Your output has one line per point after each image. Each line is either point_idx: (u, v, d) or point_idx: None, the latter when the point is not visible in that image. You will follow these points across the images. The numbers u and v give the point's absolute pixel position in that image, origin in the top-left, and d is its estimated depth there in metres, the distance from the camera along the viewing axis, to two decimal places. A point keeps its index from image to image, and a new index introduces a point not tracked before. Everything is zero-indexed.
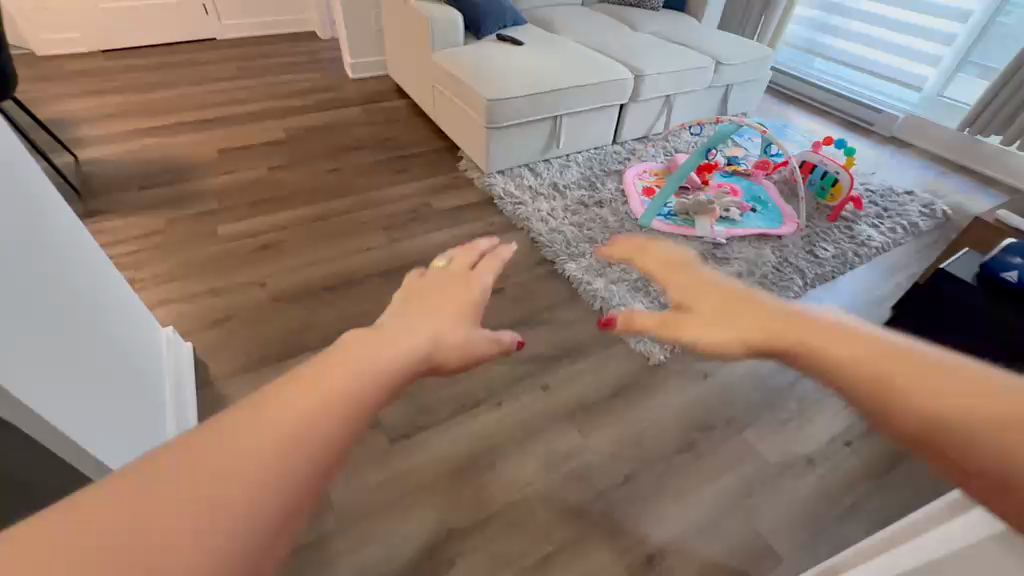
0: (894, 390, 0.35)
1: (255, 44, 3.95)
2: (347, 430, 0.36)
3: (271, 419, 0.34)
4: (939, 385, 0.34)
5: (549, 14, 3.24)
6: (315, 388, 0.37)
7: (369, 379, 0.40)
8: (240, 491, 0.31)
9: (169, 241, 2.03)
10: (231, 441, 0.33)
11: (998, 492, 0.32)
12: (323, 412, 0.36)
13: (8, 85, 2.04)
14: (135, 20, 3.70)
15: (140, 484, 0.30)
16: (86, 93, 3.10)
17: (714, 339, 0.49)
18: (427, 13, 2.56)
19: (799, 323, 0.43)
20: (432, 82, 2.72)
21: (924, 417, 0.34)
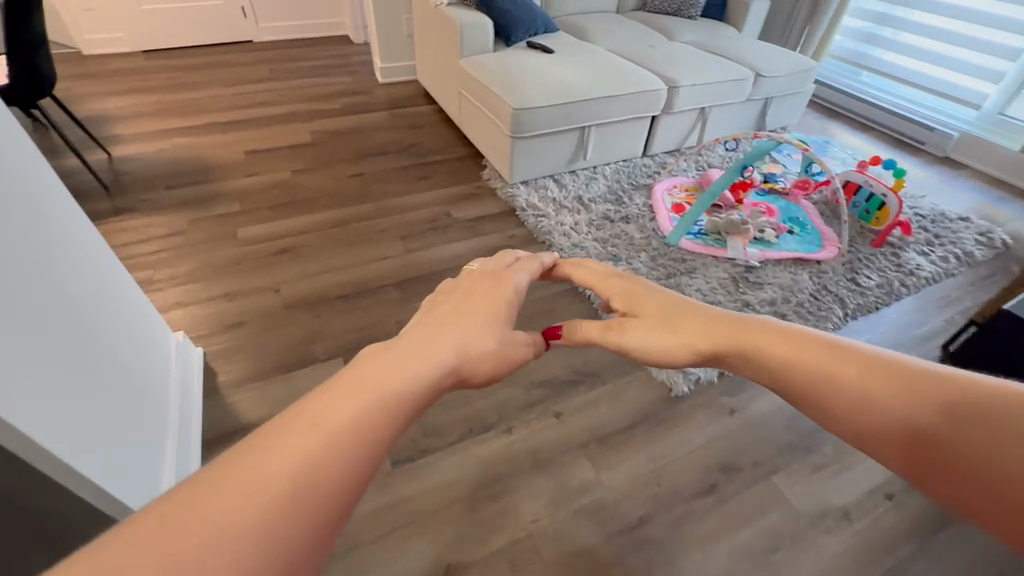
0: (840, 390, 0.47)
1: (288, 47, 4.01)
2: (353, 462, 0.37)
3: (270, 459, 0.36)
4: (884, 385, 0.45)
5: (583, 22, 3.16)
6: (320, 420, 0.38)
7: (374, 403, 0.41)
8: (246, 536, 0.32)
9: (189, 241, 2.04)
10: (233, 482, 0.34)
11: (941, 475, 0.40)
12: (326, 447, 0.37)
13: (49, 85, 2.10)
14: (175, 22, 3.80)
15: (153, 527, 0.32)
16: (126, 92, 3.19)
17: (667, 346, 0.64)
18: (456, 19, 2.52)
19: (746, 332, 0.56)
20: (459, 90, 2.68)
21: (871, 413, 0.45)
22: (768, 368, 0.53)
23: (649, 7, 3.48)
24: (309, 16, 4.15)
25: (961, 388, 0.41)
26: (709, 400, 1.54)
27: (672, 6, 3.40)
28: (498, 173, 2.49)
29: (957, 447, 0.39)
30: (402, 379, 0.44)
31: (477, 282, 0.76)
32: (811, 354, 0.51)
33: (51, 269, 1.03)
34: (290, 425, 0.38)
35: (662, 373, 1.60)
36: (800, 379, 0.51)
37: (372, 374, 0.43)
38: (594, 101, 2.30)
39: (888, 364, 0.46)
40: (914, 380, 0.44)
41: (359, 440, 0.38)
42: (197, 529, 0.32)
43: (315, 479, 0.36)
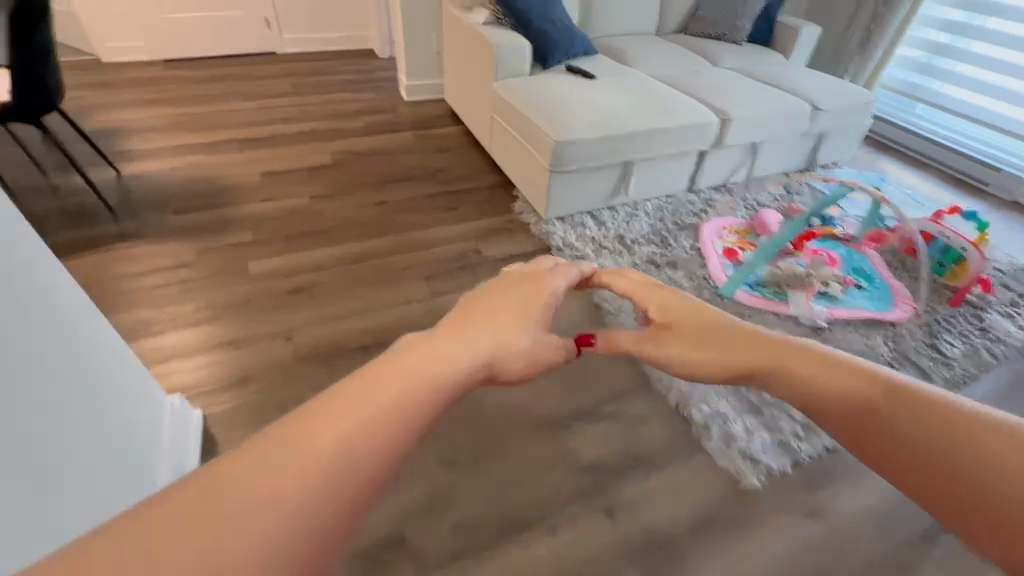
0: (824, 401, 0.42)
1: (310, 61, 3.88)
2: (384, 449, 0.32)
3: (313, 429, 0.31)
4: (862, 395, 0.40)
5: (622, 44, 2.98)
6: (371, 387, 0.34)
7: (413, 392, 0.35)
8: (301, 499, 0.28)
9: (198, 274, 1.87)
10: (257, 462, 0.29)
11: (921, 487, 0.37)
12: (359, 428, 0.31)
13: (57, 98, 1.95)
14: (197, 31, 3.69)
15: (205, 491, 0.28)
16: (141, 104, 3.06)
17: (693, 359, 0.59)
18: (492, 40, 2.36)
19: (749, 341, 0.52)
20: (492, 115, 2.50)
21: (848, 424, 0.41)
22: (762, 376, 0.49)
23: (692, 30, 3.29)
24: (333, 29, 4.03)
25: (947, 415, 0.37)
26: (785, 497, 1.32)
27: (716, 29, 3.21)
28: (531, 206, 2.30)
29: (899, 432, 0.37)
30: (443, 368, 0.39)
31: (515, 276, 0.67)
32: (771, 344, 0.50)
33: (28, 320, 0.86)
34: (323, 404, 0.33)
35: (727, 459, 1.38)
36: (758, 364, 0.49)
37: (410, 360, 0.38)
38: (641, 134, 2.11)
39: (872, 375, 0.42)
40: (862, 369, 0.42)
41: (396, 430, 0.33)
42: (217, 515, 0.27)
43: (345, 464, 0.30)
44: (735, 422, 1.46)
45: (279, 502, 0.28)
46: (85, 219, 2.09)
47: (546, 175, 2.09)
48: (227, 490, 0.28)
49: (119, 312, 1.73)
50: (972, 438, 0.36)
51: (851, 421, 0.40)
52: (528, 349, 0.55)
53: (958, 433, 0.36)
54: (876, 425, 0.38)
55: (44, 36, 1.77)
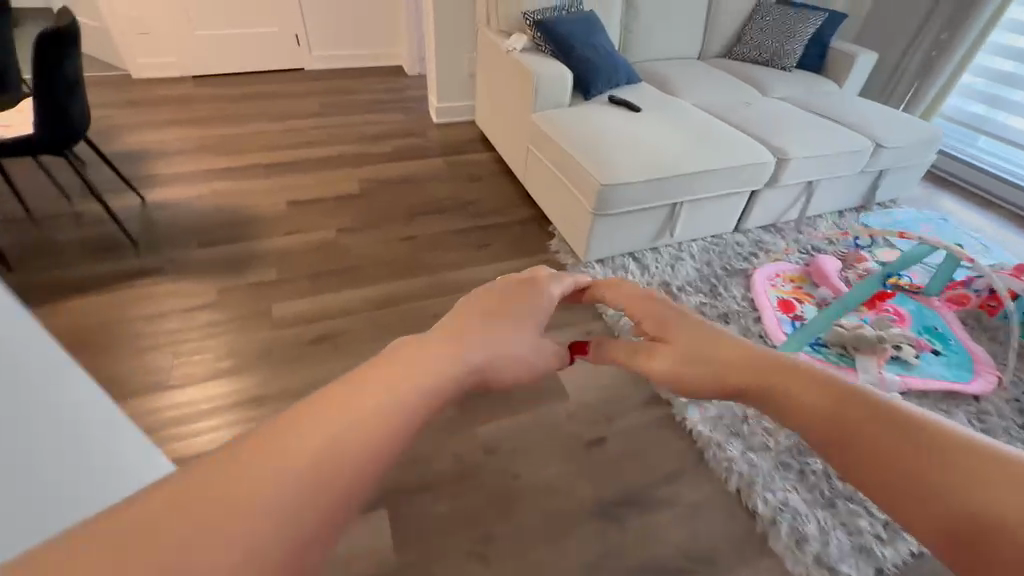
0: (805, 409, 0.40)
1: (339, 78, 3.82)
2: (384, 442, 0.29)
3: (321, 416, 0.28)
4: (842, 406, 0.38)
5: (663, 70, 2.84)
6: (374, 381, 0.32)
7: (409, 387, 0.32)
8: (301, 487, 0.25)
9: (219, 316, 1.78)
10: (264, 450, 0.26)
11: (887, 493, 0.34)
12: (358, 415, 0.29)
13: (85, 128, 1.89)
14: (228, 49, 3.66)
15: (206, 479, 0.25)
16: (170, 125, 3.03)
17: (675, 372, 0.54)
18: (531, 69, 2.24)
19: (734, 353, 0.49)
20: (529, 146, 2.38)
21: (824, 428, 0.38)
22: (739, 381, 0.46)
23: (737, 55, 3.13)
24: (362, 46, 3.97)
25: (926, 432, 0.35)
26: None
27: (764, 55, 3.04)
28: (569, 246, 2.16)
29: (870, 437, 0.36)
30: (440, 367, 0.35)
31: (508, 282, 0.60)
32: (767, 357, 0.46)
33: None
34: (323, 395, 0.30)
35: (800, 566, 1.22)
36: (741, 378, 0.46)
37: (410, 356, 0.35)
38: (691, 176, 1.97)
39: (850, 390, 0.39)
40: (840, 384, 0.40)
41: (399, 426, 0.30)
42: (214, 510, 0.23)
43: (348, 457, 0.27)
44: (807, 519, 1.30)
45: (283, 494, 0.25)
46: (108, 250, 2.03)
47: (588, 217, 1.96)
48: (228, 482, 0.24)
49: (138, 357, 1.65)
50: (948, 451, 0.33)
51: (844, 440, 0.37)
52: (530, 355, 0.52)
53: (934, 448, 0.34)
54: (852, 433, 0.36)
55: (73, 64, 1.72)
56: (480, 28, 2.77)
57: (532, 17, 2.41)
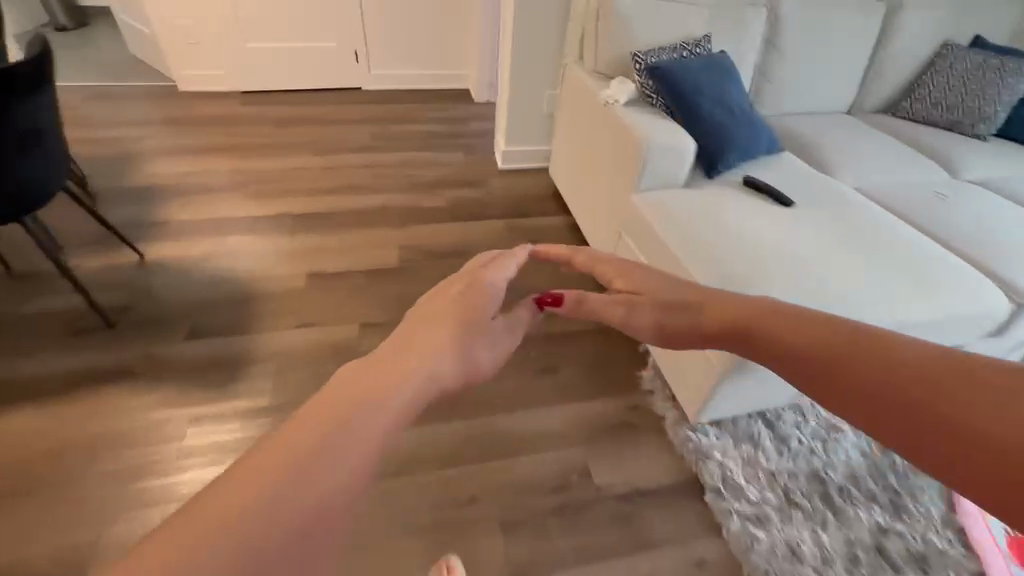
0: (827, 354, 0.45)
1: (395, 102, 3.37)
2: (365, 428, 0.38)
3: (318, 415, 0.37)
4: (842, 347, 0.45)
5: (808, 131, 2.15)
6: (368, 382, 0.41)
7: (377, 382, 0.42)
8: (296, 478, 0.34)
9: (188, 467, 1.33)
10: (281, 447, 0.35)
11: (878, 413, 0.40)
12: (344, 415, 0.38)
13: (65, 173, 1.59)
14: (279, 63, 3.29)
15: (235, 484, 0.33)
16: (200, 152, 2.66)
17: (678, 328, 0.61)
18: (645, 140, 1.63)
19: (745, 310, 0.55)
20: (623, 238, 1.78)
21: (814, 356, 0.46)
22: (745, 324, 0.53)
23: (903, 112, 2.37)
24: (428, 66, 3.50)
25: (907, 365, 0.40)
26: None
27: (946, 116, 2.27)
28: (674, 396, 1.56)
29: (859, 369, 0.42)
30: (410, 376, 0.44)
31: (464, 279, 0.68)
32: (766, 306, 0.54)
33: None
34: (324, 395, 0.39)
35: None
36: (751, 321, 0.53)
37: (384, 367, 0.44)
38: None
39: (850, 334, 0.45)
40: (843, 330, 0.47)
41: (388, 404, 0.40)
42: (257, 503, 0.32)
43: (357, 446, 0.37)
44: None
45: (290, 494, 0.33)
46: (78, 333, 1.62)
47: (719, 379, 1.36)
48: (238, 494, 0.32)
49: (67, 531, 1.22)
50: (925, 371, 0.39)
51: (828, 368, 0.45)
52: (490, 355, 0.59)
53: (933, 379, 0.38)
54: (845, 371, 0.43)
55: (49, 101, 1.41)
56: (569, 63, 2.21)
57: (645, 59, 1.82)
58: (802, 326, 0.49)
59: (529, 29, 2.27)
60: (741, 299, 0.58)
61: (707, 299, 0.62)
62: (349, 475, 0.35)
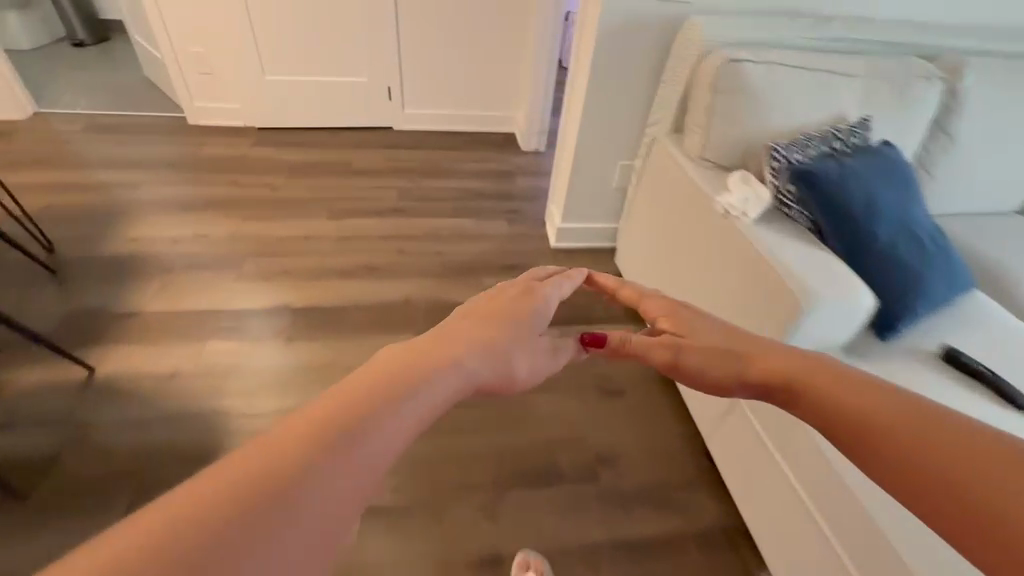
0: (854, 424, 0.47)
1: (430, 148, 2.94)
2: (372, 406, 0.36)
3: (340, 394, 0.37)
4: (885, 419, 0.45)
5: (986, 245, 1.57)
6: (385, 366, 0.41)
7: (404, 372, 0.40)
8: (312, 448, 0.33)
9: None
10: (292, 433, 0.33)
11: (914, 491, 0.42)
12: (376, 399, 0.37)
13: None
14: (301, 98, 2.89)
15: (257, 459, 0.31)
16: (195, 207, 2.25)
17: (708, 371, 0.61)
18: (798, 302, 1.08)
19: (795, 365, 0.55)
20: (745, 407, 1.28)
21: (843, 418, 0.48)
22: (791, 378, 0.54)
23: None
24: (471, 108, 3.06)
25: (975, 455, 0.40)
26: None
27: None
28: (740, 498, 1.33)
29: (902, 453, 0.43)
30: (442, 370, 0.44)
31: (509, 285, 0.69)
32: (822, 362, 0.55)
33: None
34: (344, 381, 0.38)
35: None
36: (777, 375, 0.56)
37: (419, 356, 0.43)
38: None
39: (896, 398, 0.47)
40: (880, 389, 0.48)
41: (406, 388, 0.39)
42: (242, 489, 0.30)
43: (381, 441, 0.35)
44: None
45: (319, 481, 0.32)
46: None
47: (817, 529, 1.07)
48: (264, 466, 0.31)
49: None
50: (963, 459, 0.40)
51: (871, 438, 0.45)
52: (542, 362, 0.61)
53: (988, 481, 0.38)
54: (882, 442, 0.44)
55: None
56: (660, 138, 1.70)
57: (788, 158, 1.28)
58: (849, 384, 0.50)
59: (608, 90, 1.77)
60: (795, 352, 0.58)
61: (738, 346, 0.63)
62: (377, 463, 0.35)
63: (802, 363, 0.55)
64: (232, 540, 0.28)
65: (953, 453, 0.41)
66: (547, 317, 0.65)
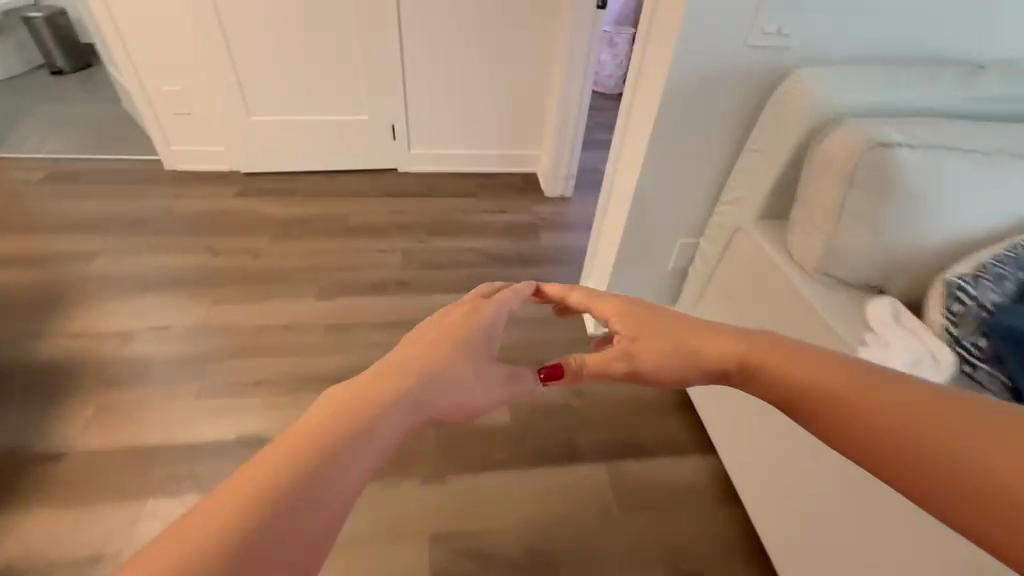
0: (824, 407, 0.48)
1: (440, 195, 2.56)
2: (318, 453, 0.38)
3: (286, 449, 0.38)
4: (844, 393, 0.47)
5: None
6: (328, 409, 0.42)
7: (352, 419, 0.41)
8: (256, 509, 0.34)
9: None
10: (237, 495, 0.35)
11: (885, 460, 0.44)
12: (324, 445, 0.38)
13: None
14: (293, 140, 2.51)
15: (207, 522, 0.33)
16: (162, 285, 1.88)
17: (670, 367, 0.64)
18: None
19: (743, 346, 0.58)
20: None
21: (807, 396, 0.50)
22: (745, 359, 0.56)
23: None
24: (488, 147, 2.68)
25: (925, 412, 0.43)
26: None
27: None
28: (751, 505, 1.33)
29: (870, 423, 0.45)
30: (386, 409, 0.44)
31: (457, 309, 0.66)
32: (768, 339, 0.57)
33: None
34: (287, 436, 0.39)
35: None
36: (736, 359, 0.57)
37: (364, 395, 0.44)
38: None
39: (846, 370, 0.50)
40: (837, 366, 0.50)
41: (349, 428, 0.41)
42: (195, 556, 0.31)
43: (329, 491, 0.37)
44: None
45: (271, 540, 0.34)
46: None
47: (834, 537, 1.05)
48: (213, 531, 0.33)
49: None
50: (926, 421, 0.43)
51: (836, 412, 0.47)
52: (493, 393, 0.60)
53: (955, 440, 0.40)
54: (851, 415, 0.46)
55: None
56: (743, 224, 1.30)
57: (985, 302, 0.89)
58: (808, 363, 0.52)
59: (673, 157, 1.36)
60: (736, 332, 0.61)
61: (683, 331, 0.65)
62: (325, 516, 0.36)
63: (749, 343, 0.58)
64: None
65: (918, 419, 0.43)
66: (495, 339, 0.64)
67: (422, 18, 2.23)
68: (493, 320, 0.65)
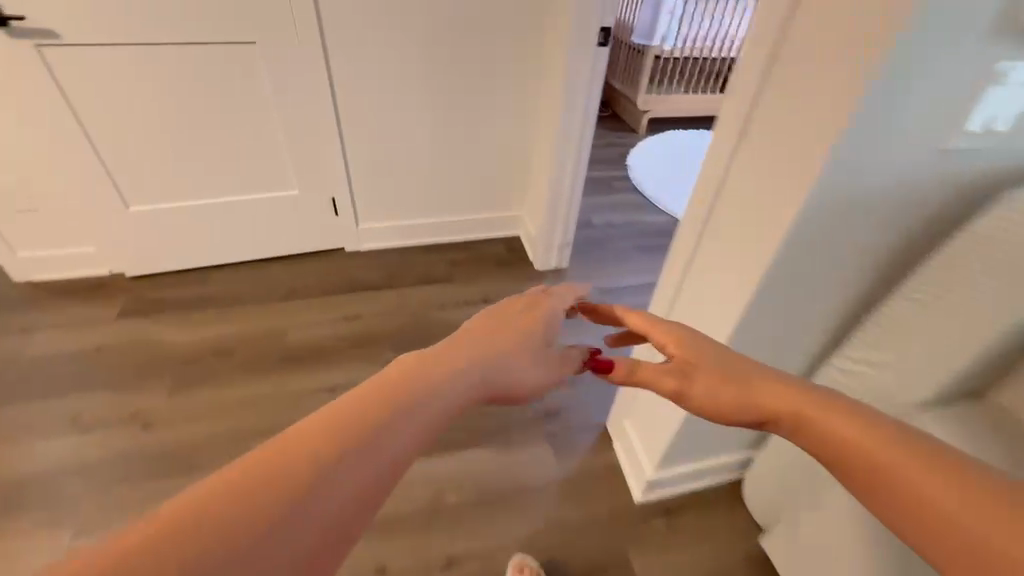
0: (869, 476, 0.42)
1: (405, 283, 1.98)
2: (359, 431, 0.38)
3: (328, 417, 0.38)
4: (896, 464, 0.41)
5: None
6: (369, 390, 0.41)
7: (390, 402, 0.41)
8: (294, 471, 0.35)
9: None
10: (279, 454, 0.35)
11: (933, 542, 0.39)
12: (358, 427, 0.38)
13: None
14: (199, 229, 1.87)
15: (249, 474, 0.34)
16: (3, 510, 1.26)
17: (705, 398, 0.51)
18: None
19: (790, 395, 0.48)
20: None
21: (851, 455, 0.43)
22: (786, 407, 0.47)
23: None
24: (460, 212, 2.14)
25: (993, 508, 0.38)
26: None
27: None
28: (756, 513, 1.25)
29: (923, 502, 0.39)
30: (426, 395, 0.43)
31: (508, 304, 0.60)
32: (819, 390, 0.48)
33: None
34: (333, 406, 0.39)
35: None
36: (780, 406, 0.48)
37: (403, 382, 0.43)
38: None
39: (894, 438, 0.43)
40: (888, 433, 0.43)
41: (392, 415, 0.40)
42: (240, 493, 0.33)
43: (361, 470, 0.37)
44: None
45: (305, 505, 0.34)
46: None
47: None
48: (252, 483, 0.33)
49: None
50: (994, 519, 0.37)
51: (880, 480, 0.42)
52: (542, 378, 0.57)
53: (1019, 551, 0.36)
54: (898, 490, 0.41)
55: None
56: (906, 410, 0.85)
57: None
58: (858, 420, 0.44)
59: (781, 301, 0.89)
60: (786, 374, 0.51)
61: (734, 360, 0.53)
62: (363, 486, 0.37)
63: (790, 390, 0.48)
64: (227, 549, 0.31)
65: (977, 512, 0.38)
66: (551, 332, 0.60)
67: (357, 66, 1.66)
68: (545, 318, 0.60)
